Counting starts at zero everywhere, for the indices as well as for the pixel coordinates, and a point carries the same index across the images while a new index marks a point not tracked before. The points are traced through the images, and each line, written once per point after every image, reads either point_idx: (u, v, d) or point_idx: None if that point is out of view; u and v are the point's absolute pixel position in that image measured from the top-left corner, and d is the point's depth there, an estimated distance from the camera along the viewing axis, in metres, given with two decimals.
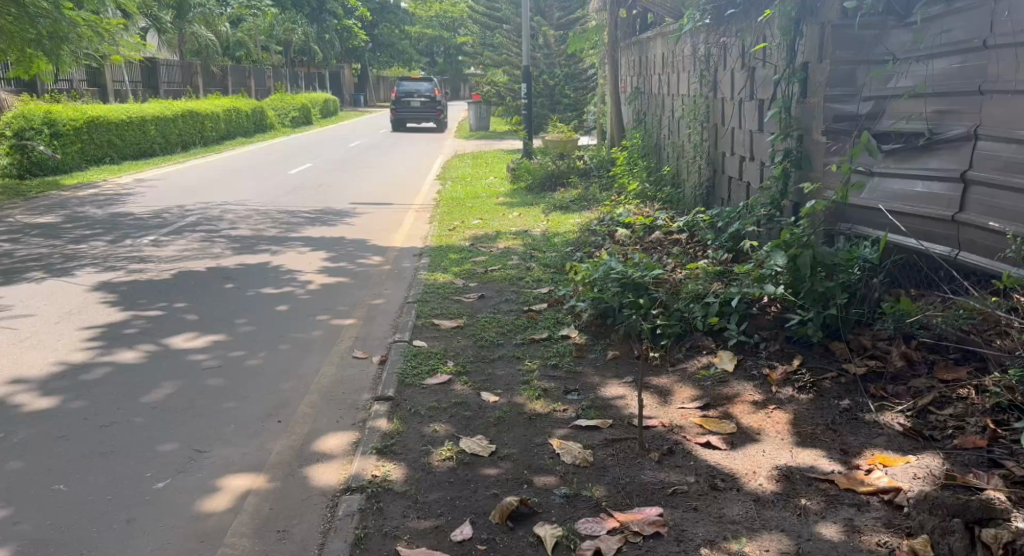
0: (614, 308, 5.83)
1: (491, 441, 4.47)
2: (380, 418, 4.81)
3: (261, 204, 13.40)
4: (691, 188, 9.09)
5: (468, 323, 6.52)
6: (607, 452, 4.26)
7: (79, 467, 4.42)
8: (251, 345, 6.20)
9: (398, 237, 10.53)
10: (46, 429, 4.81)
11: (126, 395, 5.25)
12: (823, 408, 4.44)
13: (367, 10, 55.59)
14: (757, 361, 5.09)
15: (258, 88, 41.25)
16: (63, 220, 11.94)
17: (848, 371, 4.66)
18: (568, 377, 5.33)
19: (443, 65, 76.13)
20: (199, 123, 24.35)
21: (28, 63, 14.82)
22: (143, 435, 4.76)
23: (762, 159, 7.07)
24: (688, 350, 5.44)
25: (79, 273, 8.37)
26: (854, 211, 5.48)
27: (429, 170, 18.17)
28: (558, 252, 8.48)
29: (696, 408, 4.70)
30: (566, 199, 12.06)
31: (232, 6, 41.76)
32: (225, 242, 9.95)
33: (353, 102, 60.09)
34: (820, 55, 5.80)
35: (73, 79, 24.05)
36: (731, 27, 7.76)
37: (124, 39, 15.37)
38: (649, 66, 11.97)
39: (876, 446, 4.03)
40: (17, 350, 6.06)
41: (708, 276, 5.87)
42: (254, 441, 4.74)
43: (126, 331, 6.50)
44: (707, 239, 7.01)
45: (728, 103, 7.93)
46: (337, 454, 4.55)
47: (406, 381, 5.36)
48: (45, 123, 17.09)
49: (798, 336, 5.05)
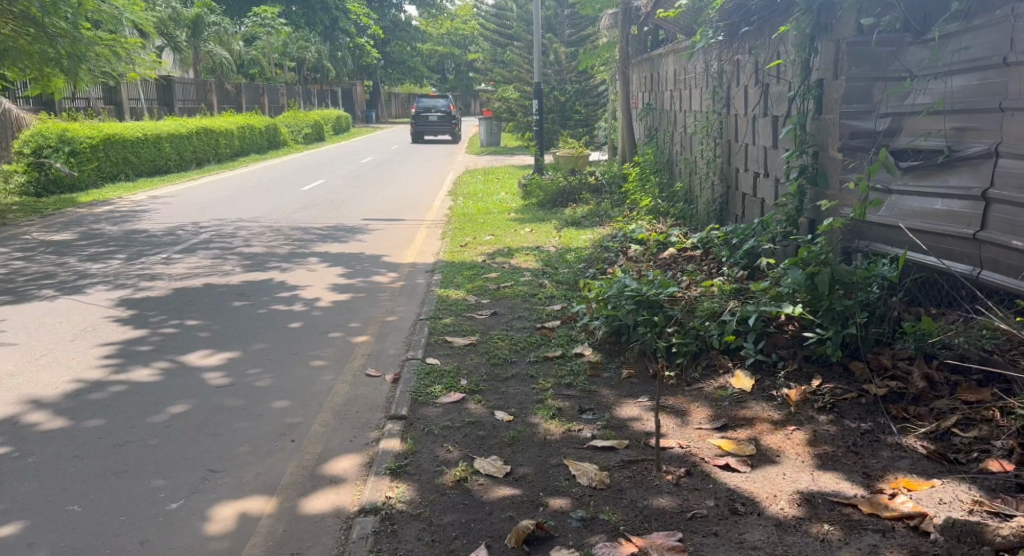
0: (629, 325, 5.79)
1: (505, 462, 4.42)
2: (394, 438, 4.78)
3: (274, 220, 13.42)
4: (705, 205, 9.04)
5: (481, 340, 6.49)
6: (623, 474, 4.21)
7: (94, 486, 4.40)
8: (264, 363, 6.17)
9: (410, 253, 10.51)
10: (59, 448, 4.79)
11: (139, 414, 5.23)
12: (843, 430, 4.37)
13: (380, 27, 55.91)
14: (775, 382, 5.03)
15: (272, 105, 41.45)
16: (78, 238, 11.97)
17: (868, 391, 4.60)
18: (582, 396, 5.29)
19: (454, 82, 76.49)
20: (213, 140, 24.45)
21: (46, 82, 14.92)
22: (156, 454, 4.73)
23: (776, 175, 7.03)
24: (705, 369, 5.39)
25: (93, 290, 8.38)
26: (872, 228, 5.43)
27: (441, 186, 18.19)
28: (571, 269, 8.44)
29: (713, 429, 4.64)
30: (578, 215, 12.03)
31: (246, 25, 42.03)
32: (238, 259, 9.96)
33: (364, 119, 60.43)
34: (835, 72, 5.84)
35: (90, 96, 24.23)
36: (744, 43, 7.72)
37: (140, 57, 15.48)
38: (660, 82, 11.96)
39: (899, 469, 3.96)
40: (32, 369, 6.05)
41: (724, 294, 5.82)
42: (267, 460, 4.71)
43: (140, 349, 6.48)
44: (722, 256, 6.96)
45: (742, 119, 7.89)
46: (351, 475, 4.51)
47: (419, 399, 5.32)
48: (62, 141, 17.20)
49: (817, 355, 5.00)
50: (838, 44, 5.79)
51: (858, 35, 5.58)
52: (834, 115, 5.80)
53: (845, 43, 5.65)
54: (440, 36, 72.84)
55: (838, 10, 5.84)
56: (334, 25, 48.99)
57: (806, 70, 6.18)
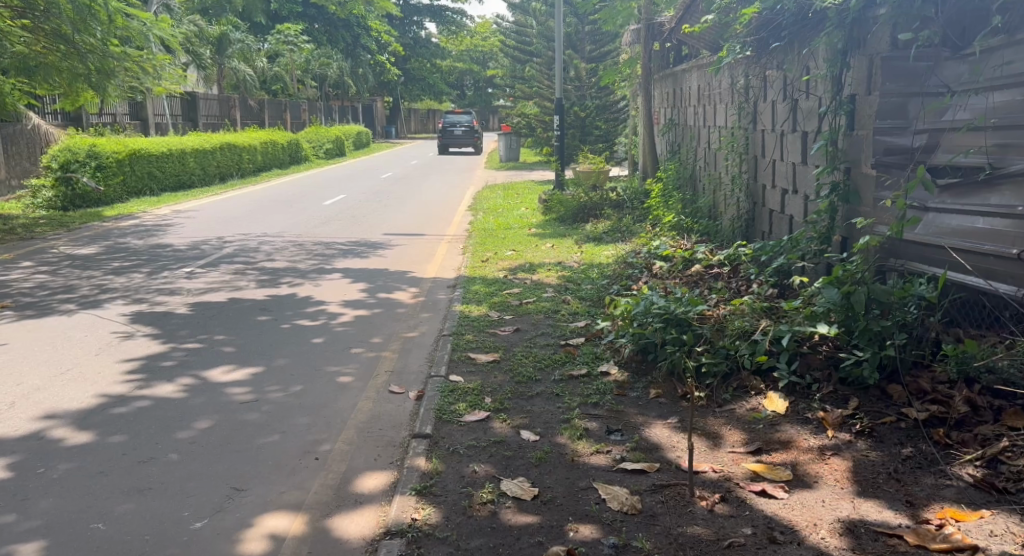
0: (656, 344, 5.68)
1: (533, 483, 4.31)
2: (419, 457, 4.68)
3: (296, 235, 13.40)
4: (730, 221, 8.92)
5: (505, 357, 6.40)
6: (655, 499, 4.09)
7: (117, 504, 4.33)
8: (287, 379, 6.11)
9: (431, 268, 10.44)
10: (83, 465, 4.72)
11: (163, 429, 5.17)
12: (883, 456, 4.26)
13: (400, 44, 56.15)
14: (809, 404, 4.92)
15: (293, 121, 41.74)
16: (103, 252, 11.99)
17: (908, 416, 4.50)
18: (610, 416, 5.17)
19: (472, 98, 76.85)
20: (236, 155, 24.55)
21: (75, 97, 15.01)
22: (180, 471, 4.66)
23: (806, 192, 6.91)
24: (735, 390, 5.28)
25: (119, 304, 8.36)
26: (908, 246, 5.32)
27: (461, 201, 18.13)
28: (594, 285, 8.33)
29: (748, 453, 4.53)
30: (599, 231, 11.95)
31: (269, 42, 42.38)
32: (260, 274, 9.92)
33: (383, 135, 60.79)
34: (868, 88, 5.74)
35: (117, 112, 24.40)
36: (772, 59, 7.61)
37: (167, 73, 15.56)
38: (684, 98, 11.86)
39: (945, 498, 3.84)
40: (57, 384, 6.01)
41: (755, 312, 5.70)
42: (291, 478, 4.62)
43: (163, 363, 6.44)
44: (751, 273, 6.85)
45: (770, 135, 7.77)
46: (376, 495, 4.42)
47: (443, 417, 5.23)
48: (89, 156, 17.29)
49: (853, 377, 4.90)
50: (872, 59, 5.72)
51: (893, 50, 5.51)
52: (867, 130, 5.70)
53: (879, 58, 5.58)
54: (460, 54, 73.19)
55: (872, 25, 5.76)
56: (357, 42, 49.32)
57: (838, 86, 6.10)
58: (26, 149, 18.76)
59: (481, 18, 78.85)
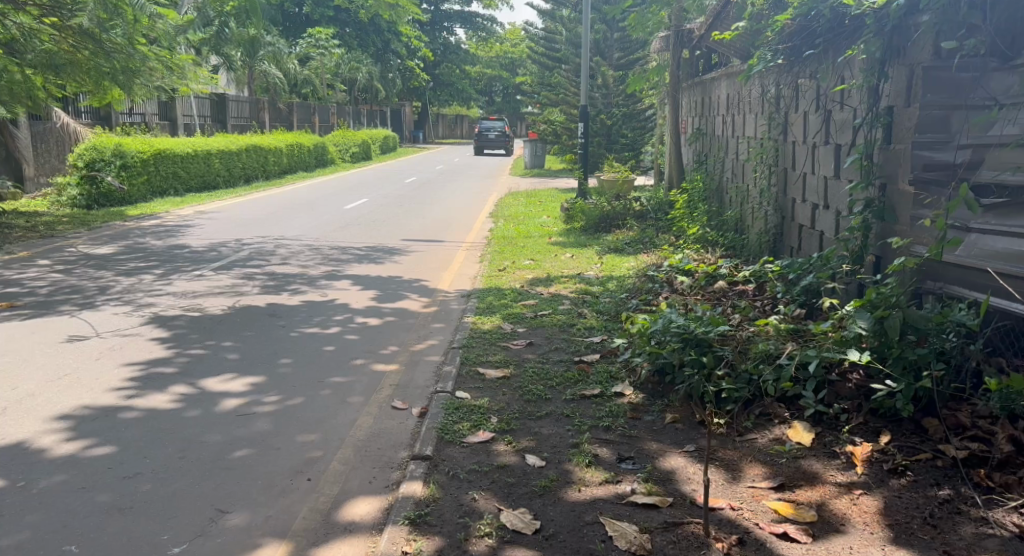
0: (674, 365, 5.35)
1: (535, 516, 4.01)
2: (415, 482, 4.39)
3: (315, 239, 13.18)
4: (758, 235, 8.55)
5: (515, 373, 6.09)
6: (665, 539, 3.79)
7: (96, 523, 4.07)
8: (288, 390, 5.85)
9: (447, 276, 10.16)
10: (66, 479, 4.48)
11: (153, 442, 4.93)
12: (918, 499, 3.97)
13: (430, 48, 56.09)
14: (837, 437, 4.61)
15: (320, 123, 41.70)
16: (120, 252, 11.84)
17: (946, 454, 4.21)
18: (621, 442, 4.86)
19: (500, 105, 76.84)
20: (261, 157, 24.47)
21: (103, 95, 14.84)
22: (165, 489, 4.40)
23: (838, 208, 6.57)
24: (757, 418, 4.94)
25: (127, 307, 8.16)
26: (946, 269, 4.98)
27: (483, 208, 17.86)
28: (613, 299, 8.01)
29: (769, 489, 4.21)
30: (621, 241, 11.62)
31: (300, 45, 42.37)
32: (273, 278, 9.70)
33: (411, 139, 60.83)
34: (908, 99, 5.43)
35: (146, 111, 24.40)
36: (805, 68, 7.24)
37: (194, 72, 15.26)
38: (713, 107, 11.51)
39: (987, 550, 3.58)
40: (52, 389, 5.79)
41: (780, 335, 5.36)
42: (280, 500, 4.35)
43: (162, 370, 6.20)
44: (776, 292, 6.52)
45: (801, 148, 7.42)
46: (367, 523, 4.13)
47: (445, 438, 4.94)
48: (115, 155, 17.20)
49: (885, 408, 4.60)
50: (913, 69, 5.39)
51: (935, 60, 5.19)
52: (905, 144, 5.38)
53: (920, 68, 5.26)
54: (490, 60, 73.28)
55: (913, 33, 5.43)
56: (387, 46, 49.35)
57: (874, 97, 5.77)
58: (55, 147, 18.76)
59: (512, 25, 78.72)
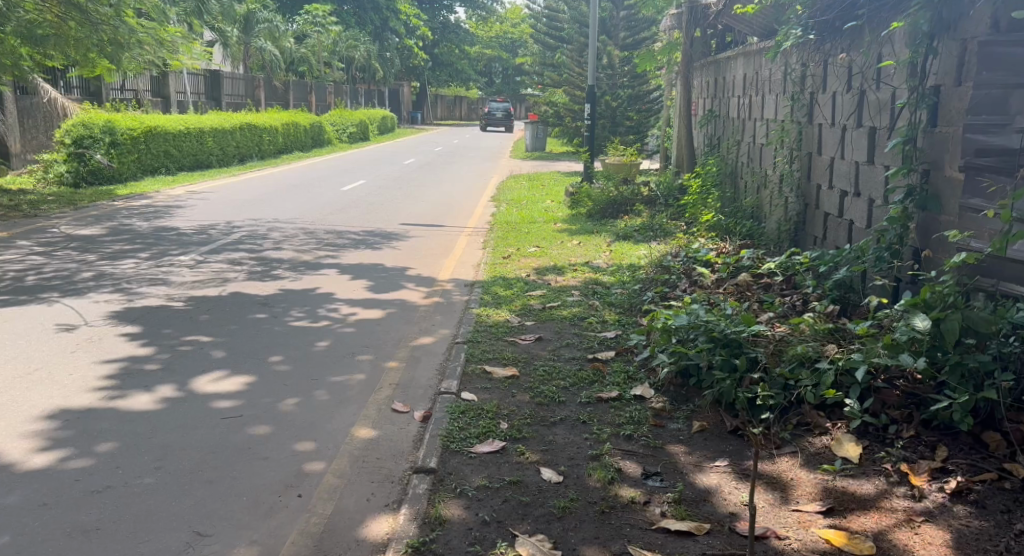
0: (701, 367, 4.90)
1: (555, 544, 3.55)
2: (419, 501, 3.93)
3: (310, 222, 12.65)
4: (777, 223, 8.08)
5: (525, 372, 5.61)
6: None
7: (57, 549, 3.60)
8: (280, 391, 5.39)
9: (448, 263, 9.67)
10: (26, 495, 4.01)
11: (127, 451, 4.47)
12: (987, 529, 3.52)
13: (427, 27, 55.37)
14: (888, 452, 4.14)
15: (318, 103, 40.90)
16: (105, 233, 11.33)
17: (1013, 476, 3.78)
18: (646, 454, 4.39)
19: (498, 85, 76.10)
20: (256, 136, 23.88)
21: (91, 68, 14.17)
22: (138, 507, 3.94)
23: (872, 196, 6.10)
24: (796, 428, 4.48)
25: (111, 294, 7.69)
26: (1006, 265, 4.49)
27: (485, 191, 17.35)
28: (626, 291, 7.52)
29: (817, 514, 3.75)
30: (629, 228, 11.12)
31: (299, 23, 41.57)
32: (267, 264, 9.22)
33: (408, 120, 59.90)
34: (958, 78, 4.96)
35: (138, 87, 23.73)
36: (837, 45, 6.82)
37: (184, 46, 14.29)
38: (727, 88, 11.02)
39: None
40: (22, 388, 5.33)
41: (818, 335, 4.91)
42: (269, 521, 3.89)
43: (144, 367, 5.73)
44: (806, 287, 6.06)
45: (828, 129, 6.97)
46: (363, 551, 3.67)
47: (451, 447, 4.47)
48: (105, 132, 16.68)
49: (940, 420, 4.14)
50: (965, 45, 4.91)
51: (993, 33, 4.70)
52: (955, 127, 4.92)
53: (976, 43, 4.78)
54: (488, 40, 72.51)
55: (968, 4, 4.92)
56: (386, 25, 50.15)
57: (919, 76, 5.26)
58: (43, 122, 18.17)
59: (510, 5, 77.90)
